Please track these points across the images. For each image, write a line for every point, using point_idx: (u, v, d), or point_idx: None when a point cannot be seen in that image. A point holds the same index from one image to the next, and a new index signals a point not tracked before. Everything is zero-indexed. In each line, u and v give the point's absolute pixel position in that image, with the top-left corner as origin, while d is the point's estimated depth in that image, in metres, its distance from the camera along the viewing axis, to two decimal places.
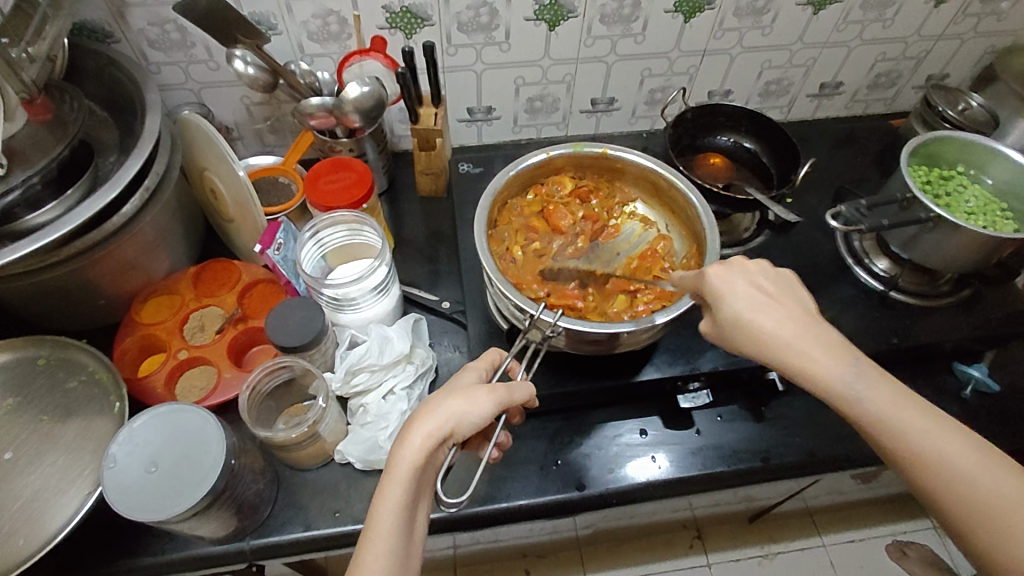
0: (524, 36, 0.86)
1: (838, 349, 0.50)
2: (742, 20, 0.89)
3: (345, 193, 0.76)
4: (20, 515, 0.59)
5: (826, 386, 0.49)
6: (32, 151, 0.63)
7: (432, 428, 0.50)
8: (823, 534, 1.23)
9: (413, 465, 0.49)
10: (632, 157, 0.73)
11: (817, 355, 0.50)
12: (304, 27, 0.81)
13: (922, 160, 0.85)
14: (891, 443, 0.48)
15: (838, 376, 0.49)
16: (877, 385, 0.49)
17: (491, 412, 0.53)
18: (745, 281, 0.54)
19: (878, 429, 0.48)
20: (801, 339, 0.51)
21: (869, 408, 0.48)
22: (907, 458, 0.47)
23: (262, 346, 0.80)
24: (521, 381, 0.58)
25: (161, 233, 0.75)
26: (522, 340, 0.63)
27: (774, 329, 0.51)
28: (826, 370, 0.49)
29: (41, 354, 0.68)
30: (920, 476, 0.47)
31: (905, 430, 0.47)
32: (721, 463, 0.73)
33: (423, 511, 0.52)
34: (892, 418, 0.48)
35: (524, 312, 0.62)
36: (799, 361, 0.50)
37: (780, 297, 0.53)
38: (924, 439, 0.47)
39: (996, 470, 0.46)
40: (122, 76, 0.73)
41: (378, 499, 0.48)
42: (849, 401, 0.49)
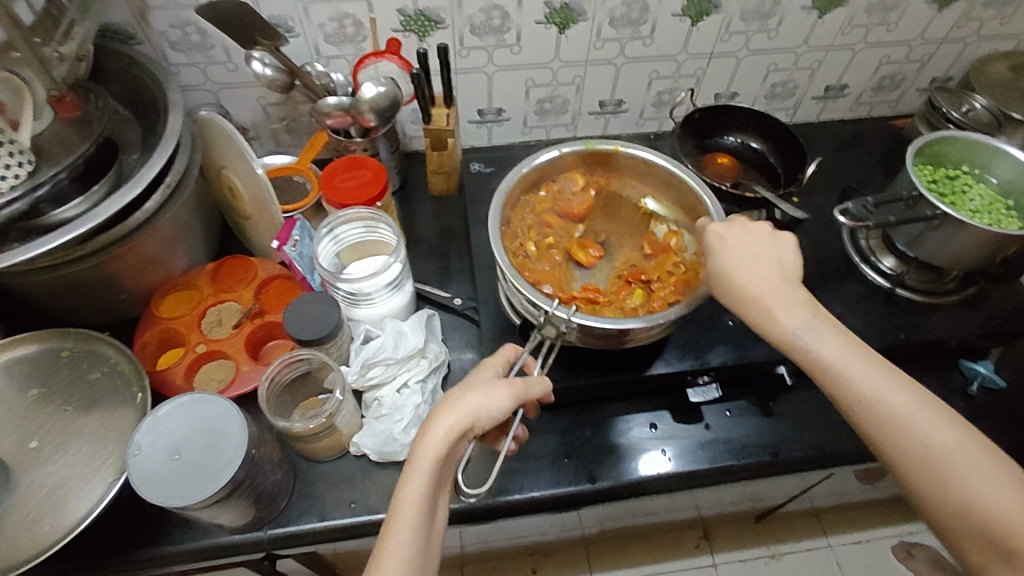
0: (535, 39, 0.88)
1: (795, 304, 0.56)
2: (749, 24, 0.91)
3: (360, 191, 0.78)
4: (45, 503, 0.60)
5: (782, 336, 0.55)
6: (58, 148, 0.65)
7: (454, 422, 0.51)
8: (829, 536, 1.23)
9: (435, 457, 0.50)
10: (643, 155, 0.75)
11: (779, 308, 0.56)
12: (321, 29, 0.83)
13: (927, 160, 0.86)
14: (835, 386, 0.53)
15: (793, 327, 0.55)
16: (826, 337, 0.54)
17: (509, 405, 0.54)
18: (732, 243, 0.60)
19: (824, 374, 0.53)
20: (768, 294, 0.56)
21: (818, 355, 0.54)
22: (848, 399, 0.52)
23: (278, 341, 0.81)
24: (538, 376, 0.60)
25: (181, 230, 0.76)
26: (537, 335, 0.64)
27: (748, 284, 0.57)
28: (785, 320, 0.55)
29: (65, 346, 0.70)
30: (860, 418, 0.52)
31: (847, 372, 0.52)
32: (730, 457, 0.74)
33: (444, 503, 0.54)
34: (838, 364, 0.53)
35: (538, 307, 0.64)
36: (763, 312, 0.56)
37: (759, 256, 0.59)
38: (865, 383, 0.52)
39: (933, 420, 0.50)
40: (145, 77, 0.75)
41: (401, 488, 0.49)
42: (801, 349, 0.54)
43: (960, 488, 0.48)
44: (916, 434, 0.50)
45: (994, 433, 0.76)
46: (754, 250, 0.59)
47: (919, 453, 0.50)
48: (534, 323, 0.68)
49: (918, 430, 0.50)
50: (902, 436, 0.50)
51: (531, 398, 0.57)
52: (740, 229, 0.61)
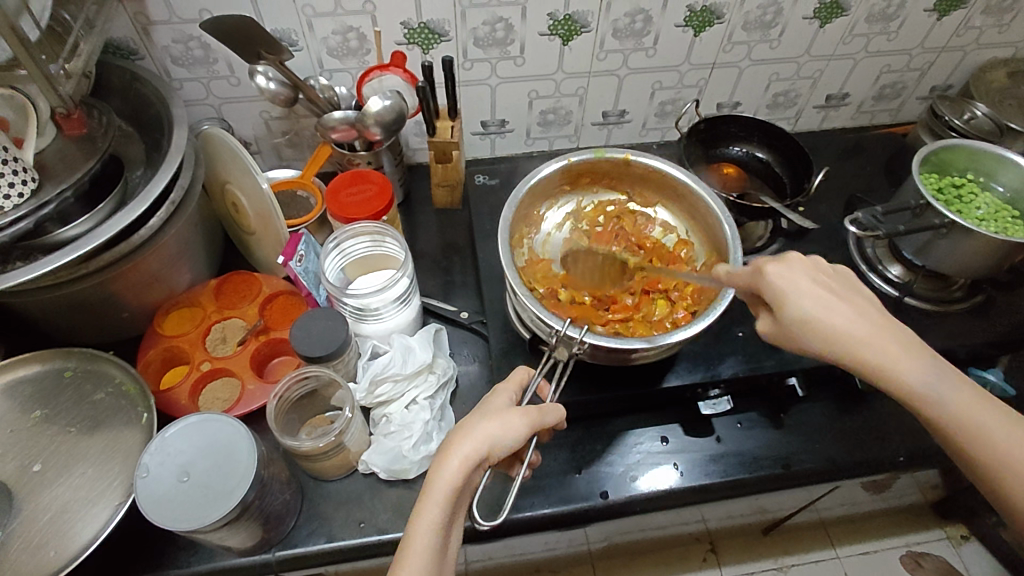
0: (538, 51, 0.88)
1: (913, 349, 0.53)
2: (751, 34, 0.91)
3: (366, 205, 0.78)
4: (48, 528, 0.59)
5: (911, 387, 0.52)
6: (62, 166, 0.64)
7: (470, 451, 0.50)
8: (836, 546, 1.22)
9: (451, 488, 0.49)
10: (651, 163, 0.75)
11: (900, 356, 0.52)
12: (324, 43, 0.82)
13: (933, 168, 0.86)
14: (968, 436, 0.51)
15: (923, 378, 0.52)
16: (952, 383, 0.52)
17: (525, 432, 0.53)
18: (805, 278, 0.55)
19: (960, 424, 0.52)
20: (878, 341, 0.53)
21: (951, 407, 0.52)
22: (986, 452, 0.51)
23: (284, 357, 0.80)
24: (552, 403, 0.59)
25: (184, 247, 0.75)
26: (548, 355, 0.63)
27: (858, 331, 0.53)
28: (906, 369, 0.52)
29: (68, 366, 0.69)
30: (997, 470, 0.51)
31: (983, 424, 0.51)
32: (742, 470, 0.73)
33: (457, 531, 0.52)
34: (973, 413, 0.51)
35: (550, 326, 0.63)
36: (883, 361, 0.52)
37: (853, 297, 0.56)
38: (1004, 434, 0.51)
39: None
40: (148, 93, 0.75)
41: (414, 519, 0.48)
42: (932, 400, 0.52)
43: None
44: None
45: None
46: (843, 291, 0.55)
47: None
48: (546, 341, 0.67)
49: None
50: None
51: (548, 423, 0.56)
52: (819, 269, 0.57)
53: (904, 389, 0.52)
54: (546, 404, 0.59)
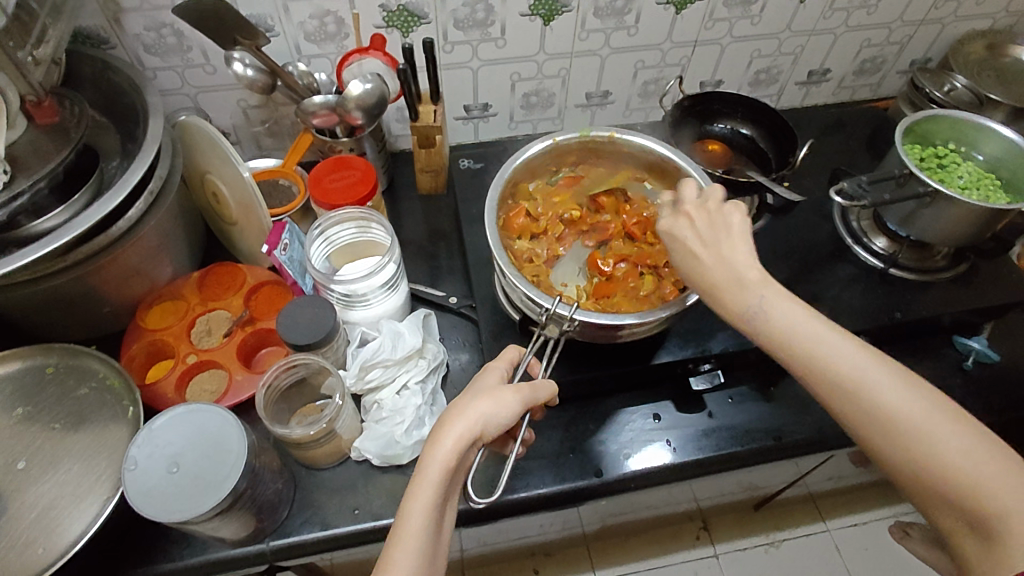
0: (519, 32, 0.87)
1: (750, 279, 0.53)
2: (732, 10, 0.91)
3: (350, 191, 0.76)
4: (36, 525, 0.58)
5: (739, 315, 0.52)
6: (34, 158, 0.63)
7: (465, 429, 0.50)
8: (826, 520, 1.24)
9: (446, 466, 0.49)
10: (636, 140, 0.75)
11: (729, 284, 0.53)
12: (301, 28, 0.81)
13: (915, 139, 0.87)
14: (790, 357, 0.50)
15: (745, 309, 0.52)
16: (783, 308, 0.51)
17: (517, 409, 0.53)
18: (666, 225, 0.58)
19: (784, 349, 0.51)
20: (715, 276, 0.54)
21: (778, 330, 0.51)
22: (811, 374, 0.50)
23: (271, 348, 0.79)
24: (544, 379, 0.58)
25: (165, 238, 0.74)
26: (540, 333, 0.63)
27: (706, 264, 0.54)
28: (736, 305, 0.53)
29: (50, 362, 0.67)
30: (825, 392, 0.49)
31: (809, 348, 0.50)
32: (734, 443, 0.74)
33: (452, 512, 0.52)
34: (799, 336, 0.50)
35: (540, 303, 0.63)
36: (714, 297, 0.54)
37: (720, 234, 0.55)
38: (828, 356, 0.49)
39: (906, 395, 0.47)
40: (122, 82, 0.73)
41: (408, 501, 0.48)
42: (759, 326, 0.52)
43: (968, 466, 0.45)
44: (885, 410, 0.47)
45: (992, 408, 0.77)
46: (707, 231, 0.56)
47: (881, 429, 0.47)
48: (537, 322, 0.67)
49: (880, 405, 0.47)
50: (867, 412, 0.48)
51: (539, 400, 0.56)
52: (702, 211, 0.57)
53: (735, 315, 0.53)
54: (537, 381, 0.58)
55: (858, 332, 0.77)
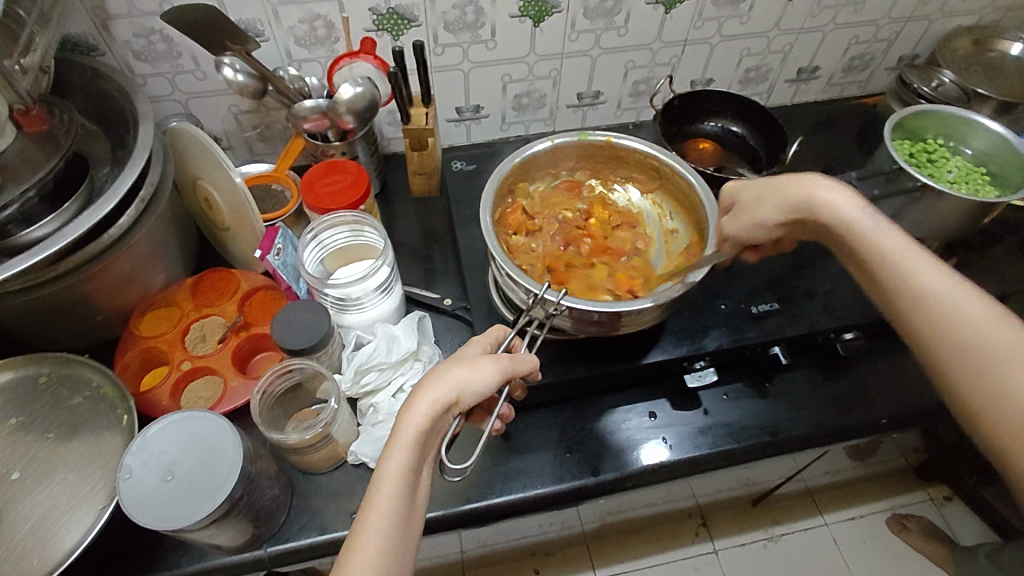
0: (510, 33, 0.87)
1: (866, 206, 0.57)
2: (721, 9, 0.92)
3: (342, 194, 0.77)
4: (31, 536, 0.58)
5: (848, 226, 0.56)
6: (23, 167, 0.62)
7: (437, 396, 0.49)
8: (824, 513, 1.24)
9: (418, 431, 0.48)
10: (633, 144, 0.75)
11: (838, 200, 0.57)
12: (291, 32, 0.81)
13: (905, 135, 0.87)
14: (887, 271, 0.53)
15: (852, 215, 0.56)
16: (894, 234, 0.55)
17: (497, 379, 0.52)
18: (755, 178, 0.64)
19: (883, 267, 0.54)
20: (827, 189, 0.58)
21: (881, 247, 0.54)
22: (910, 292, 0.51)
23: (266, 353, 0.79)
24: (525, 353, 0.58)
25: (157, 244, 0.74)
26: (525, 318, 0.63)
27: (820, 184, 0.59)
28: (843, 211, 0.57)
29: (42, 371, 0.67)
30: (921, 312, 0.51)
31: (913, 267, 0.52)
32: (730, 440, 0.74)
33: (429, 474, 0.51)
34: (902, 258, 0.53)
35: (528, 292, 0.63)
36: (816, 207, 0.58)
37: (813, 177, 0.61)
38: (932, 279, 0.51)
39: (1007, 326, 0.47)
40: (111, 89, 0.73)
41: (381, 465, 0.47)
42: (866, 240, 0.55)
43: None
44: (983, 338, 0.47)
45: None
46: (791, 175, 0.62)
47: (968, 343, 0.48)
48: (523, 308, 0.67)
49: (970, 320, 0.48)
50: (953, 323, 0.49)
51: (520, 372, 0.55)
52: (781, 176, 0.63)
53: (841, 227, 0.57)
54: (518, 355, 0.57)
55: (853, 326, 0.78)
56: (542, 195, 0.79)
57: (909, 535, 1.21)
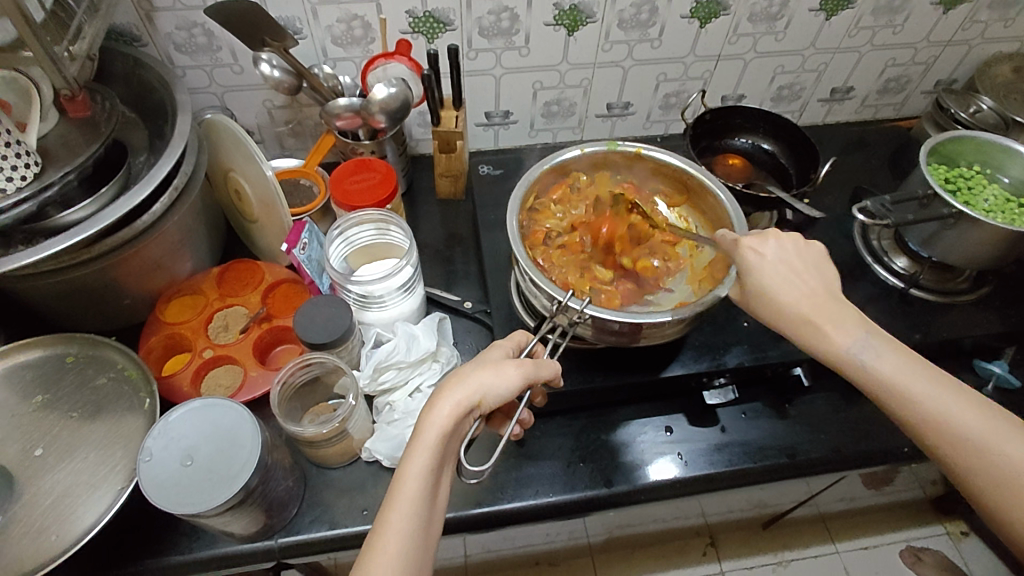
0: (544, 41, 0.88)
1: (849, 322, 0.54)
2: (757, 26, 0.91)
3: (371, 193, 0.77)
4: (50, 512, 0.59)
5: (836, 357, 0.53)
6: (64, 151, 0.64)
7: (460, 398, 0.49)
8: (836, 541, 1.22)
9: (441, 433, 0.48)
10: (663, 157, 0.75)
11: (830, 327, 0.54)
12: (329, 31, 0.82)
13: (940, 159, 0.86)
14: (897, 406, 0.51)
15: (848, 347, 0.53)
16: (886, 355, 0.52)
17: (519, 385, 0.52)
18: (771, 265, 0.57)
19: (886, 397, 0.52)
20: (812, 310, 0.54)
21: (879, 376, 0.52)
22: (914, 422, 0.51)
23: (286, 345, 0.80)
24: (548, 360, 0.57)
25: (187, 233, 0.75)
26: (548, 325, 0.62)
27: (792, 307, 0.55)
28: (835, 339, 0.53)
29: (70, 351, 0.68)
30: (926, 438, 0.51)
31: (911, 393, 0.51)
32: (747, 460, 0.73)
33: (449, 476, 0.51)
34: (902, 384, 0.51)
35: (552, 299, 0.62)
36: (811, 332, 0.54)
37: (797, 277, 0.56)
38: (930, 403, 0.50)
39: (1008, 436, 0.48)
40: (152, 79, 0.74)
41: (404, 465, 0.48)
42: (859, 371, 0.53)
43: None
44: (993, 459, 0.48)
45: None
46: (784, 271, 0.56)
47: (990, 476, 0.48)
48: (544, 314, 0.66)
49: (983, 448, 0.48)
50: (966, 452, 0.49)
51: (542, 379, 0.54)
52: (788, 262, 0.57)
53: (840, 363, 0.53)
54: (541, 360, 0.57)
55: None
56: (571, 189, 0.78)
57: (924, 568, 1.19)
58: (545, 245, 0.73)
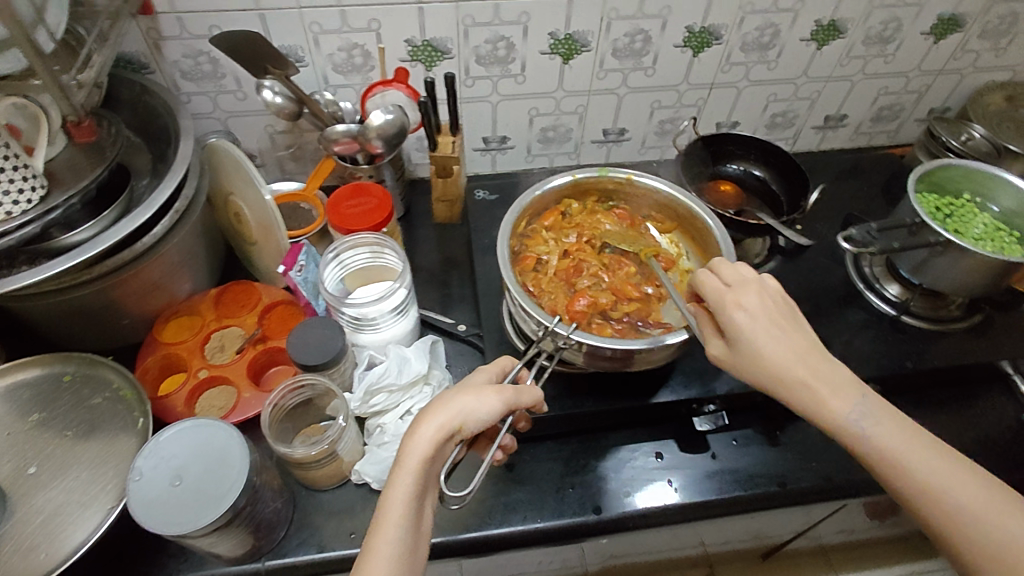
0: (539, 69, 0.90)
1: (844, 386, 0.52)
2: (749, 55, 0.93)
3: (367, 217, 0.79)
4: (41, 531, 0.59)
5: (834, 423, 0.51)
6: (70, 174, 0.66)
7: (442, 421, 0.49)
8: (838, 573, 1.20)
9: (423, 457, 0.48)
10: (653, 183, 0.76)
11: (830, 394, 0.51)
12: (330, 59, 0.84)
13: (929, 188, 0.86)
14: (892, 474, 0.50)
15: (847, 415, 0.51)
16: (882, 421, 0.51)
17: (499, 412, 0.52)
18: (765, 322, 0.53)
19: (881, 464, 0.50)
20: (809, 376, 0.52)
21: (879, 446, 0.50)
22: (909, 493, 0.49)
23: (280, 366, 0.80)
24: (531, 385, 0.57)
25: (186, 255, 0.76)
26: (534, 350, 0.63)
27: (789, 370, 0.52)
28: (834, 406, 0.51)
29: (67, 370, 0.69)
30: (918, 506, 0.49)
31: (913, 465, 0.49)
32: (738, 487, 0.73)
33: (433, 500, 0.52)
34: (896, 452, 0.50)
35: (539, 324, 0.63)
36: (813, 401, 0.52)
37: (787, 335, 0.53)
38: (925, 470, 0.49)
39: (998, 504, 0.48)
40: (157, 105, 0.77)
41: (389, 489, 0.48)
42: (858, 439, 0.51)
43: None
44: (980, 522, 0.47)
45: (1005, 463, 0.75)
46: (778, 331, 0.53)
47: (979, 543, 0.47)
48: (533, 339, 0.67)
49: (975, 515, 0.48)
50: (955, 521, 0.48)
51: (523, 405, 0.55)
52: (763, 304, 0.54)
53: (836, 432, 0.51)
54: (524, 386, 0.57)
55: (870, 379, 0.76)
56: (563, 217, 0.79)
57: None
58: (536, 272, 0.74)
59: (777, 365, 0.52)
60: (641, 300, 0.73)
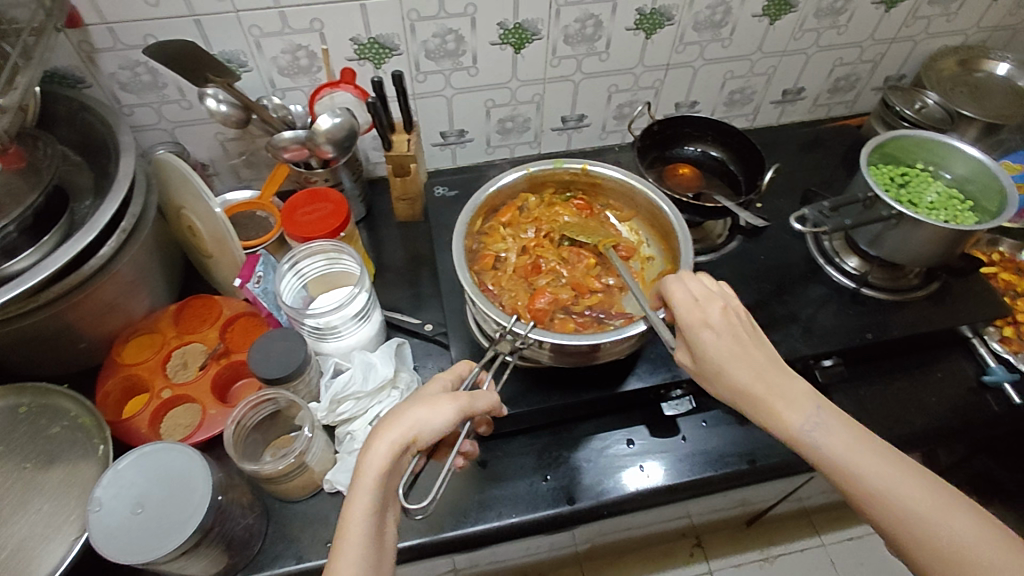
0: (491, 60, 0.88)
1: (798, 398, 0.52)
2: (702, 34, 0.92)
3: (321, 223, 0.77)
4: (6, 567, 0.59)
5: (788, 435, 0.52)
6: (6, 200, 0.64)
7: (396, 436, 0.49)
8: (820, 534, 1.23)
9: (380, 473, 0.48)
10: (608, 171, 0.76)
11: (781, 404, 0.52)
12: (274, 62, 0.82)
13: (883, 159, 0.87)
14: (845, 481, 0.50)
15: (800, 426, 0.51)
16: (835, 431, 0.51)
17: (455, 419, 0.52)
18: (725, 339, 0.55)
19: (834, 472, 0.50)
20: (762, 387, 0.53)
21: (831, 455, 0.50)
22: (863, 502, 0.49)
23: (246, 379, 0.80)
24: (487, 390, 0.57)
25: (139, 274, 0.75)
26: (492, 351, 0.63)
27: (746, 382, 0.53)
28: (786, 415, 0.52)
29: (22, 402, 0.68)
30: (871, 513, 0.49)
31: (866, 474, 0.49)
32: (709, 468, 0.74)
33: (395, 512, 0.52)
34: (846, 460, 0.49)
35: (497, 325, 0.63)
36: (766, 412, 0.53)
37: (747, 349, 0.54)
38: (876, 477, 0.48)
39: (953, 511, 0.47)
40: (95, 120, 0.74)
41: (347, 509, 0.48)
42: (810, 449, 0.51)
43: None
44: (934, 529, 0.47)
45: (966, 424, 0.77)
46: (738, 347, 0.54)
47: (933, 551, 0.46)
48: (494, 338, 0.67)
49: (928, 522, 0.47)
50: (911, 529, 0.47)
51: (480, 409, 0.55)
52: (726, 321, 0.55)
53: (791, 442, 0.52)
54: (481, 391, 0.57)
55: (833, 353, 0.77)
56: (522, 211, 0.79)
57: None
58: (496, 270, 0.74)
59: (733, 376, 0.54)
60: (602, 291, 0.73)
